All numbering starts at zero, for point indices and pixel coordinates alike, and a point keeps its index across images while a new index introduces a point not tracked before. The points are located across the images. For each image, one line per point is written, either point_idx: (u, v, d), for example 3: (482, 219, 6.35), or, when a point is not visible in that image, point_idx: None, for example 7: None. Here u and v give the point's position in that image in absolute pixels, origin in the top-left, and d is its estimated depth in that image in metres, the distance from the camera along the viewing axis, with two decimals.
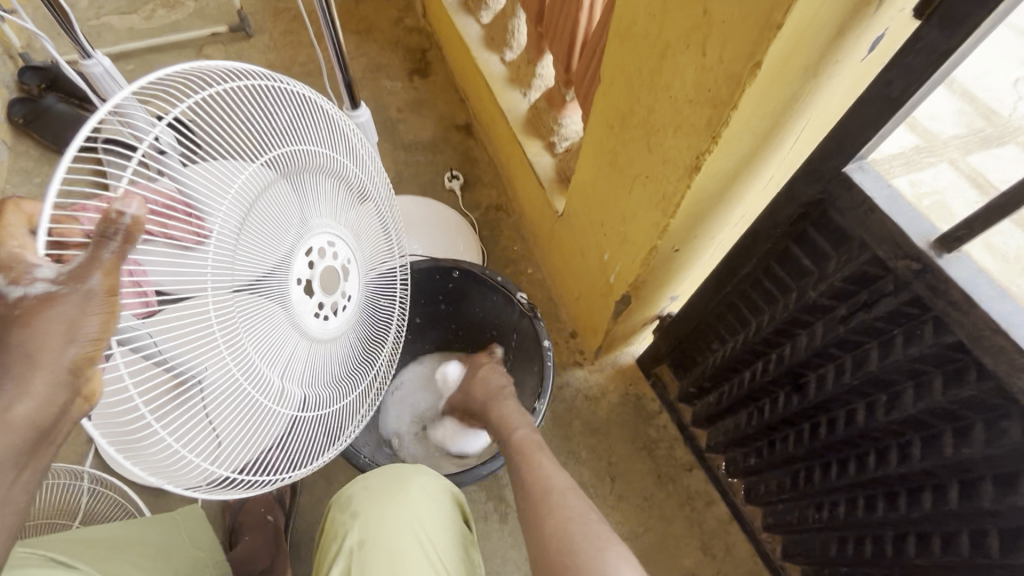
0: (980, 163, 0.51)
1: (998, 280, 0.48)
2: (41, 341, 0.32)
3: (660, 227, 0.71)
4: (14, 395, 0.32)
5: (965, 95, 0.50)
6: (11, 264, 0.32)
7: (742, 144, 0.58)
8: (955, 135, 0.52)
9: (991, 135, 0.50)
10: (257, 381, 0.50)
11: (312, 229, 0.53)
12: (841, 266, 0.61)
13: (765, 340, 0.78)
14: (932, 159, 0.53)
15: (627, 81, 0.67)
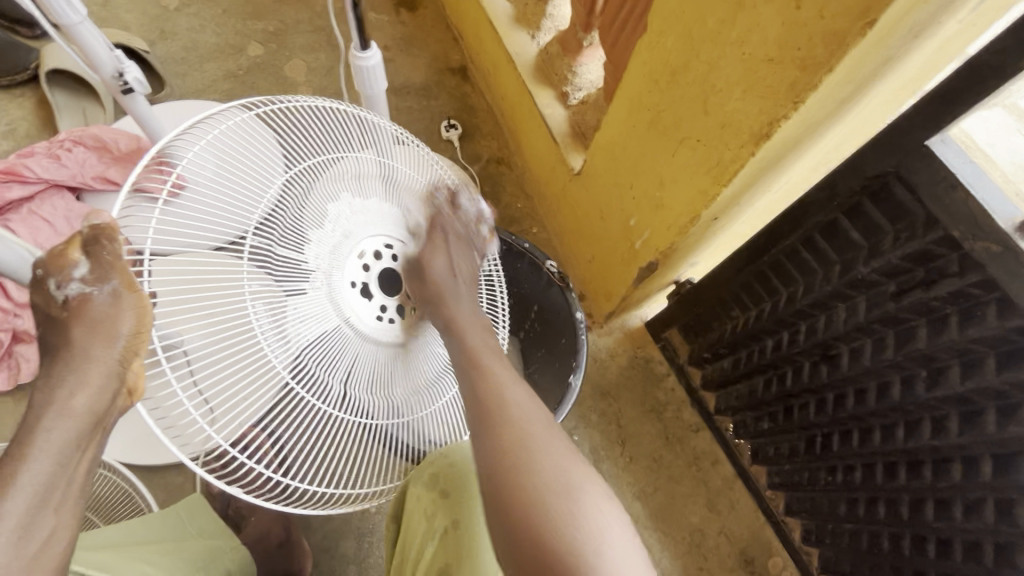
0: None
1: None
2: (96, 342, 0.42)
3: (708, 195, 0.67)
4: (77, 386, 0.41)
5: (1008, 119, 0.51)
6: (60, 268, 0.41)
7: (818, 112, 0.53)
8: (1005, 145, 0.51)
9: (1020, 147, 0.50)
10: (311, 378, 0.53)
11: (363, 236, 0.57)
12: (900, 244, 0.59)
13: (796, 312, 0.77)
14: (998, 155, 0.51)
15: (685, 32, 0.60)
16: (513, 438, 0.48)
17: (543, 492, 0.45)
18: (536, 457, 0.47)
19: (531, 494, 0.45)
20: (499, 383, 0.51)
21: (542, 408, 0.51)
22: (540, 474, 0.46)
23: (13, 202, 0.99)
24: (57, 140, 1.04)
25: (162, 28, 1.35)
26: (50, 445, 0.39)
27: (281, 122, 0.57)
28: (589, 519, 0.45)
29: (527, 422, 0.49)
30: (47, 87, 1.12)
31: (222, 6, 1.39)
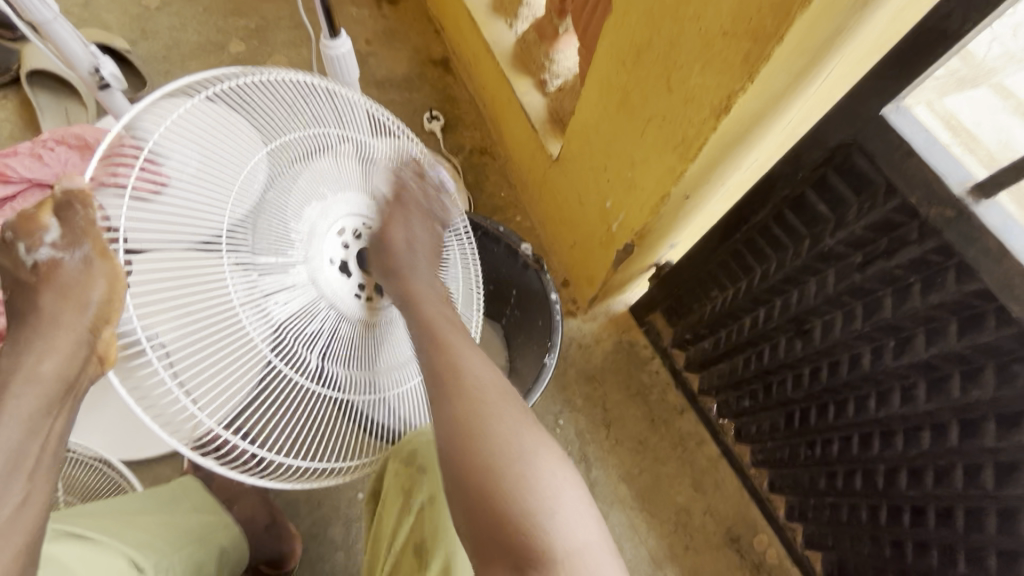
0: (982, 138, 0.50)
1: None
2: (66, 308, 0.44)
3: (676, 173, 0.67)
4: (45, 352, 0.44)
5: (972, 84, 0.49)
6: (29, 232, 0.43)
7: (775, 84, 0.54)
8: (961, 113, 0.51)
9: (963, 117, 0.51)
10: (290, 355, 0.52)
11: (341, 213, 0.57)
12: (863, 213, 0.60)
13: (770, 288, 0.78)
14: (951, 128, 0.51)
15: (648, 10, 0.61)
16: (471, 397, 0.51)
17: (494, 470, 0.47)
18: (488, 422, 0.49)
19: (485, 463, 0.47)
20: (462, 359, 0.53)
21: (491, 385, 0.52)
22: (484, 438, 0.49)
23: None
24: (39, 139, 1.05)
25: (144, 28, 1.36)
26: (21, 409, 0.43)
27: (245, 97, 0.53)
28: (542, 480, 0.48)
29: (502, 440, 0.49)
30: (29, 88, 1.12)
31: (203, 3, 1.40)
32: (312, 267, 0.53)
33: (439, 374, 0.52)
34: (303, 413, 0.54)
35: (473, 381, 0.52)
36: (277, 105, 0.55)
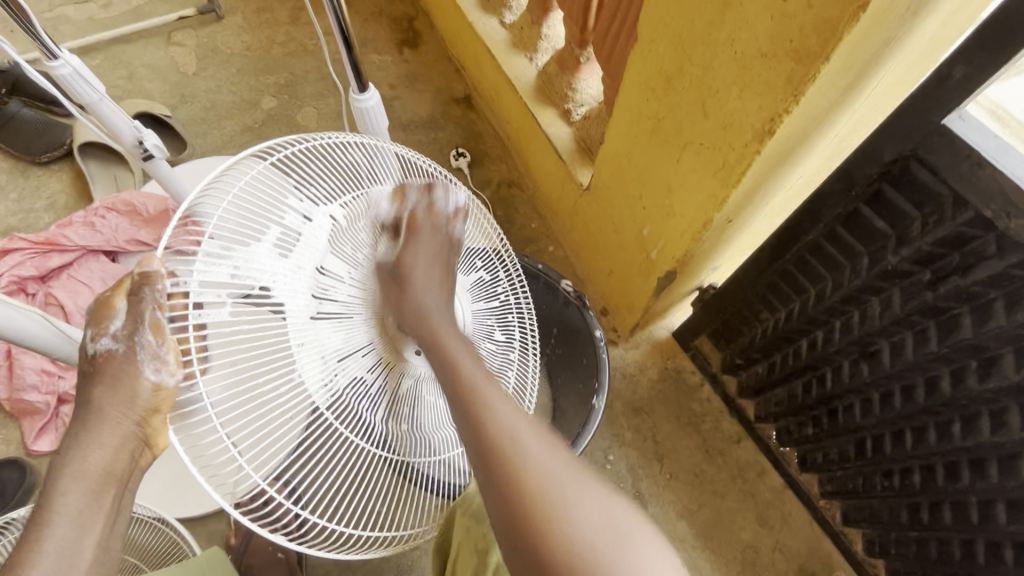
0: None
1: None
2: (116, 402, 0.44)
3: (718, 199, 0.65)
4: (92, 445, 0.44)
5: None
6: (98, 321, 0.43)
7: (822, 102, 0.51)
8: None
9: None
10: (356, 421, 0.51)
11: None
12: (930, 227, 0.55)
13: (829, 309, 0.73)
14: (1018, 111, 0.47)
15: (676, 39, 0.60)
16: (535, 497, 0.40)
17: (579, 555, 0.38)
18: (539, 507, 0.40)
19: (538, 544, 0.39)
20: (488, 407, 0.45)
21: (571, 461, 0.43)
22: (559, 507, 0.40)
23: (54, 270, 1.05)
24: (91, 208, 1.10)
25: (183, 93, 1.43)
26: (68, 508, 0.43)
27: (296, 166, 0.53)
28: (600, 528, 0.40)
29: (585, 532, 0.39)
30: (81, 159, 1.19)
31: (235, 63, 1.47)
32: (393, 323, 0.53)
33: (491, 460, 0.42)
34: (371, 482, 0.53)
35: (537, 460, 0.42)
36: (318, 170, 0.54)
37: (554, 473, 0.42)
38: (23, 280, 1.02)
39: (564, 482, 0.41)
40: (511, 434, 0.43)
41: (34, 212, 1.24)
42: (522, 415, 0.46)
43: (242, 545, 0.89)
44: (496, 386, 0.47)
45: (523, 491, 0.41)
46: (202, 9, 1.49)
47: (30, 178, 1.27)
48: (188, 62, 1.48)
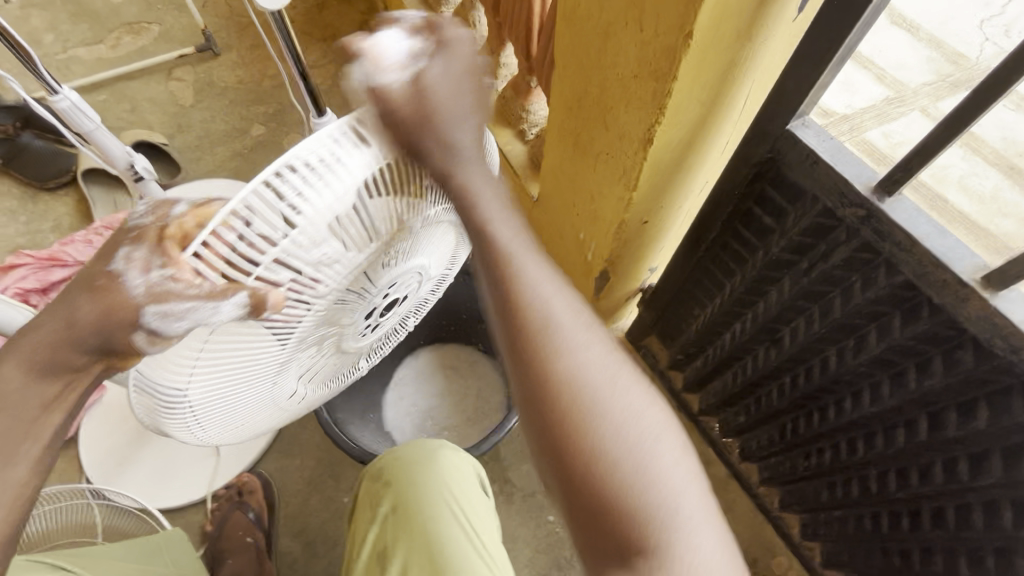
0: (948, 107, 0.52)
1: (955, 211, 0.52)
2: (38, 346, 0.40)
3: (625, 201, 0.73)
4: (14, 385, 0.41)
5: (929, 41, 0.51)
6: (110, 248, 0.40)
7: (690, 114, 0.60)
8: (927, 82, 0.52)
9: (959, 79, 0.51)
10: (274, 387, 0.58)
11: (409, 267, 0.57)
12: (798, 220, 0.63)
13: (740, 300, 0.80)
14: (903, 108, 0.54)
15: (579, 63, 0.69)
16: (564, 389, 0.41)
17: (607, 449, 0.40)
18: (549, 350, 0.41)
19: (601, 471, 0.39)
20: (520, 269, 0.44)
21: (607, 344, 0.43)
22: (576, 378, 0.41)
23: (55, 283, 1.15)
24: (92, 227, 1.21)
25: (180, 123, 1.56)
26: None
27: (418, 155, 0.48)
28: (642, 436, 0.40)
29: (585, 372, 0.41)
30: (84, 184, 1.31)
31: (228, 95, 1.61)
32: (346, 329, 0.57)
33: (520, 344, 0.42)
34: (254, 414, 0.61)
35: (578, 355, 0.42)
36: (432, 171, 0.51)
37: (598, 373, 0.41)
38: (26, 292, 1.12)
39: (595, 378, 0.41)
40: (551, 317, 0.42)
41: (41, 232, 1.35)
42: (544, 263, 0.45)
43: (217, 531, 0.97)
44: (506, 206, 0.47)
45: (556, 368, 0.41)
46: (199, 47, 1.64)
47: (39, 202, 1.39)
48: (186, 95, 1.61)
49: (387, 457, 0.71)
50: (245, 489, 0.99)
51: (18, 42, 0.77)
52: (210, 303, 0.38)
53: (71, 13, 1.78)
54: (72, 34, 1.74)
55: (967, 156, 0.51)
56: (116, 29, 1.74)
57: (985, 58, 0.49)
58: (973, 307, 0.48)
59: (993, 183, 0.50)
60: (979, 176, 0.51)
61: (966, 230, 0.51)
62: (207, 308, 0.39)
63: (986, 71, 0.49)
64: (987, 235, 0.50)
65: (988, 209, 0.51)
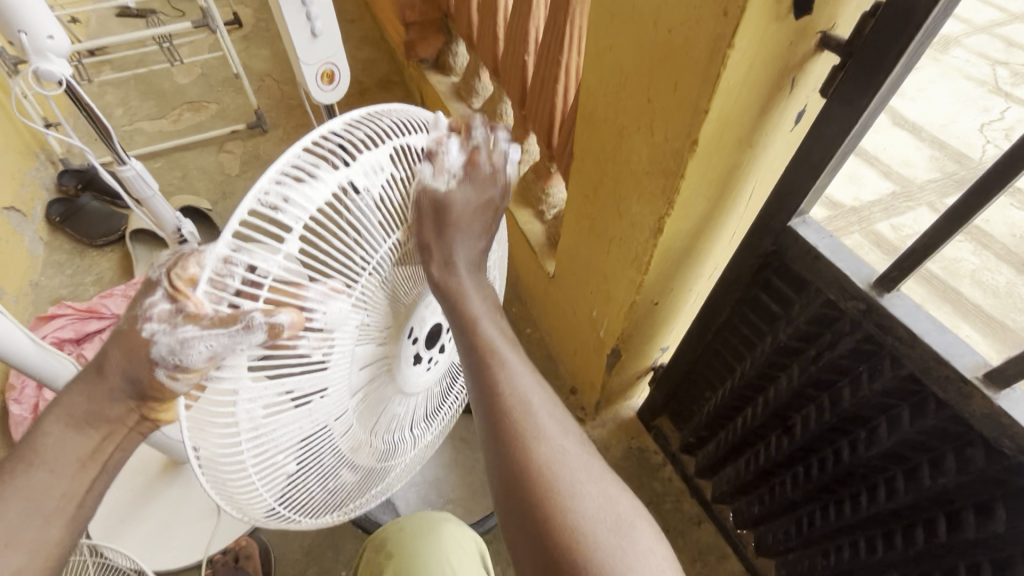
0: (953, 203, 0.53)
1: (968, 307, 0.53)
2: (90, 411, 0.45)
3: (637, 284, 0.77)
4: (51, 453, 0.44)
5: (930, 140, 0.55)
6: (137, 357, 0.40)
7: (696, 208, 0.64)
8: (931, 179, 0.56)
9: (963, 176, 0.53)
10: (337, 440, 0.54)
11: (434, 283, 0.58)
12: (803, 310, 0.66)
13: (750, 385, 0.81)
14: (909, 204, 0.58)
15: (595, 158, 0.76)
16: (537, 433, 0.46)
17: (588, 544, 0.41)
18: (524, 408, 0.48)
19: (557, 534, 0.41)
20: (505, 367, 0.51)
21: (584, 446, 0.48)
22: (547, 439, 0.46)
23: (89, 334, 1.21)
24: (131, 283, 1.29)
25: (225, 190, 1.69)
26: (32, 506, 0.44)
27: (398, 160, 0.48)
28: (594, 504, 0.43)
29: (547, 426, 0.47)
30: (130, 243, 1.41)
31: (271, 167, 1.75)
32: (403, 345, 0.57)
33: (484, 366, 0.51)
34: (321, 479, 0.56)
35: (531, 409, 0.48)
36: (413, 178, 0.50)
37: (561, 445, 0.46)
38: (61, 341, 1.18)
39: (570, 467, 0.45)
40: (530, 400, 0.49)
41: (82, 285, 1.43)
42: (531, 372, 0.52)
43: None
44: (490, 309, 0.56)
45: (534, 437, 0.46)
46: (251, 123, 1.80)
47: (86, 257, 1.49)
48: (233, 166, 1.75)
49: (391, 529, 0.70)
50: (244, 553, 0.98)
51: (98, 117, 0.87)
52: (224, 328, 0.38)
53: (141, 91, 1.99)
54: (139, 109, 1.93)
55: (978, 251, 0.53)
56: (179, 106, 1.94)
57: (985, 157, 0.51)
58: (978, 405, 0.49)
59: (1005, 278, 0.52)
60: (992, 272, 0.52)
61: (982, 325, 0.53)
62: (228, 340, 0.38)
63: (983, 169, 0.51)
64: (999, 327, 0.52)
65: (1002, 305, 0.52)
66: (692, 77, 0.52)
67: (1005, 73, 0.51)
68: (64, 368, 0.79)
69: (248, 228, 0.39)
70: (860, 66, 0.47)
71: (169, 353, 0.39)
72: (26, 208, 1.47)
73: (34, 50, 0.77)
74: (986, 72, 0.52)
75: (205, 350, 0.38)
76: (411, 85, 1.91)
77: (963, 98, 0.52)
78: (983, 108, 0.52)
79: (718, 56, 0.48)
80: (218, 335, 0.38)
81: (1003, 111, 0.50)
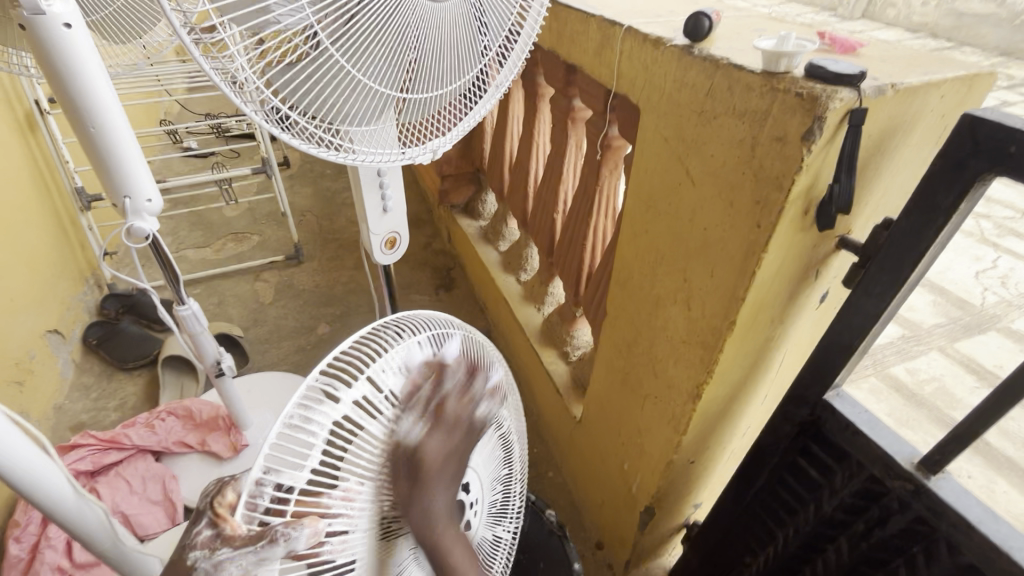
0: (970, 348, 0.59)
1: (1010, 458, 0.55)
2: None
3: (674, 442, 0.77)
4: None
5: (933, 287, 0.60)
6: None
7: (733, 376, 0.68)
8: (939, 324, 0.61)
9: (972, 323, 0.58)
10: None
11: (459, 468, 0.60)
12: (847, 481, 0.66)
13: (796, 555, 0.78)
14: (922, 347, 0.63)
15: (630, 319, 0.81)
16: None
17: None
18: None
19: None
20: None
21: None
22: None
23: (106, 466, 1.18)
24: (154, 412, 1.30)
25: (257, 317, 1.76)
26: None
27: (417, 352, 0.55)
28: None
29: None
30: (161, 368, 1.44)
31: (303, 296, 1.84)
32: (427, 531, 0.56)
33: None
34: None
35: None
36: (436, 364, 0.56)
37: None
38: (76, 473, 1.15)
39: None
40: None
41: (104, 410, 1.44)
42: None
43: None
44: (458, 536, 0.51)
45: None
46: (289, 255, 1.94)
47: (113, 380, 1.51)
48: (267, 293, 1.85)
49: None
50: None
51: (171, 262, 0.96)
52: (252, 547, 0.40)
53: (191, 223, 2.17)
54: (187, 238, 2.09)
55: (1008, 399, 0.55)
56: (224, 237, 2.10)
57: (988, 303, 0.58)
58: None
59: None
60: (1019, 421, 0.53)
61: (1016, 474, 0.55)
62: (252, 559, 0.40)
63: (995, 318, 0.57)
64: None
65: None
66: (729, 268, 0.58)
67: (990, 225, 0.54)
68: (94, 515, 0.78)
69: (280, 450, 0.43)
70: (879, 267, 0.54)
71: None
72: (67, 331, 1.53)
73: (132, 211, 0.87)
74: (974, 225, 0.54)
75: (235, 572, 0.40)
76: (440, 224, 2.09)
77: (961, 251, 0.56)
78: (978, 258, 0.56)
79: (754, 256, 0.54)
80: (248, 554, 0.40)
81: (994, 261, 0.56)
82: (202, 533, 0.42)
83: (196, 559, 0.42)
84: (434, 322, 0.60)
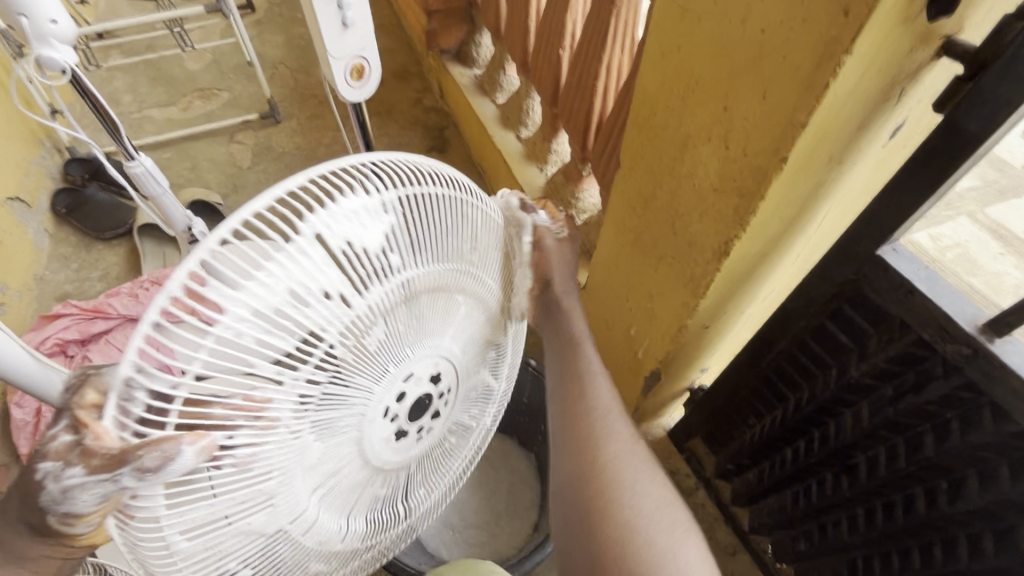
0: (997, 214, 0.57)
1: None
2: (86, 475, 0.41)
3: (690, 306, 0.70)
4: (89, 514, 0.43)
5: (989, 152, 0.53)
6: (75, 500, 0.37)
7: (770, 230, 0.58)
8: (974, 188, 0.56)
9: (1006, 186, 0.56)
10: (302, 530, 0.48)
11: (423, 356, 0.50)
12: (883, 346, 0.59)
13: (808, 419, 0.75)
14: (953, 213, 0.57)
15: (648, 168, 0.69)
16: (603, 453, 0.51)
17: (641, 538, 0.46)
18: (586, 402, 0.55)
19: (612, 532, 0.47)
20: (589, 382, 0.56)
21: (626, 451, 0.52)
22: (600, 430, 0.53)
23: (94, 334, 1.15)
24: (138, 280, 1.23)
25: (236, 183, 1.62)
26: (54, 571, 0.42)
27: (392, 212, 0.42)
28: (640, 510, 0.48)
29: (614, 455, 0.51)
30: (138, 237, 1.36)
31: (285, 159, 1.68)
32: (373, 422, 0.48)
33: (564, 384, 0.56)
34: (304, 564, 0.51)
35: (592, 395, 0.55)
36: (414, 229, 0.44)
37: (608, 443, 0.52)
38: (65, 341, 1.13)
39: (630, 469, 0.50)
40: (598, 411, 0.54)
41: (88, 280, 1.38)
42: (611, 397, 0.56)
43: None
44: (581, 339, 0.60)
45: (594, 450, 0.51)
46: (263, 113, 1.74)
47: (92, 251, 1.43)
48: (245, 157, 1.69)
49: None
50: None
51: (105, 108, 0.80)
52: (116, 470, 0.34)
53: (151, 78, 1.92)
54: (149, 95, 1.87)
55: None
56: (189, 93, 1.87)
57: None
58: None
59: None
60: None
61: None
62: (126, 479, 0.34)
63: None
64: None
65: None
66: (790, 86, 0.45)
67: None
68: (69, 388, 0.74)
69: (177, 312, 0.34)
70: (999, 77, 0.40)
71: (60, 500, 0.36)
72: (31, 199, 1.41)
73: (37, 36, 0.70)
74: None
75: (98, 493, 0.35)
76: (430, 76, 1.84)
77: None
78: None
79: (830, 63, 0.41)
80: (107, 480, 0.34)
81: None
82: (50, 448, 0.35)
83: (43, 478, 0.35)
84: (426, 169, 0.46)
